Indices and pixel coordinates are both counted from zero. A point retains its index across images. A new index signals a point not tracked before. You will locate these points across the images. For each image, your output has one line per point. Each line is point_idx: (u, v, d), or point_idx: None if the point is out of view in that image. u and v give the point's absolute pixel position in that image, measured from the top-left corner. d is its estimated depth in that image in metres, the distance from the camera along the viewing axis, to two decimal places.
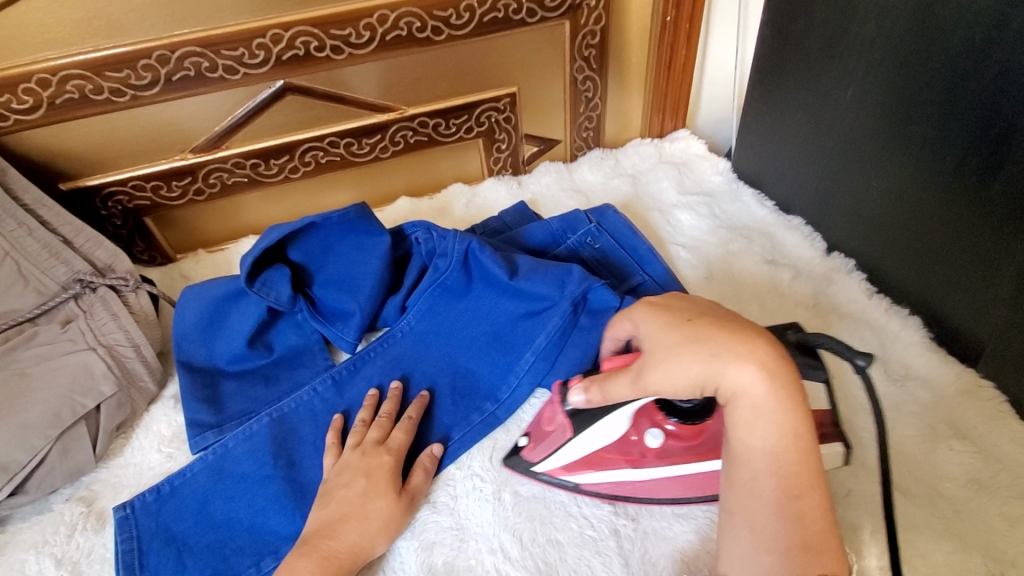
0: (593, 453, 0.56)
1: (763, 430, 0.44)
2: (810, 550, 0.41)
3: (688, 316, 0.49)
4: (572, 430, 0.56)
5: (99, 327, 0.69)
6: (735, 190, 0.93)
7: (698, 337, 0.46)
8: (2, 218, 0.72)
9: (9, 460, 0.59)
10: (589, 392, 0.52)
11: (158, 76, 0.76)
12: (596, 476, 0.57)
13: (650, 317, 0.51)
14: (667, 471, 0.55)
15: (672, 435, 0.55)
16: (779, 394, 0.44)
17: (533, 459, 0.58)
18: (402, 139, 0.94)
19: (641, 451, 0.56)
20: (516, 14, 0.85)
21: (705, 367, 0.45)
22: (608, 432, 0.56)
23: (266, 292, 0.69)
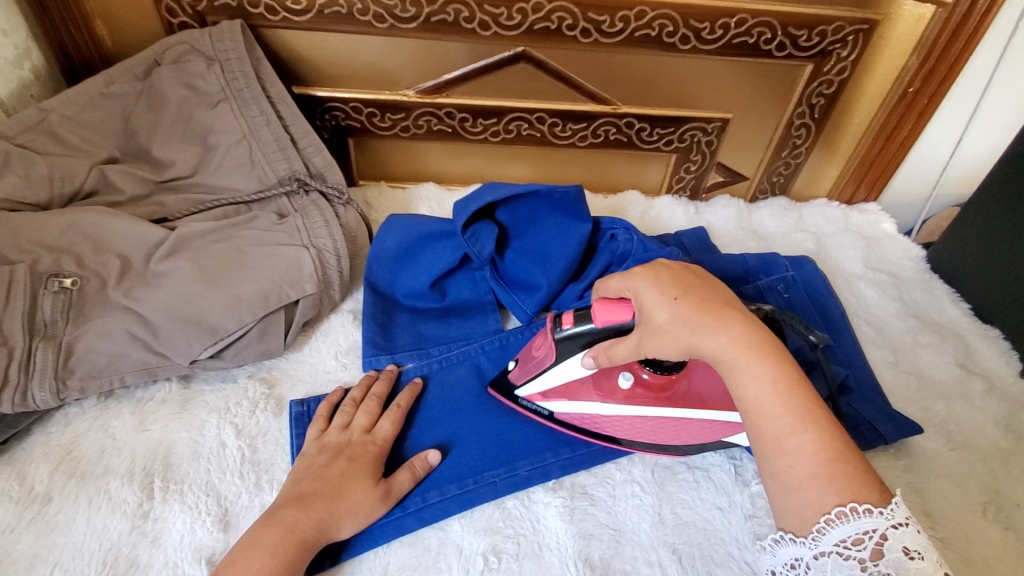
0: (568, 385, 0.61)
1: (751, 381, 0.48)
2: (819, 481, 0.45)
3: (676, 291, 0.52)
4: (556, 355, 0.59)
5: (312, 228, 0.72)
6: (926, 282, 0.90)
7: (691, 312, 0.50)
8: (248, 103, 0.76)
9: (218, 324, 0.63)
10: (597, 356, 0.56)
11: (420, 13, 0.79)
12: (568, 406, 0.62)
13: (646, 287, 0.53)
14: (615, 411, 0.61)
15: (641, 383, 0.61)
16: (695, 312, 0.50)
17: (516, 383, 0.63)
18: (603, 134, 0.94)
19: (613, 390, 0.61)
20: (766, 44, 0.84)
21: (709, 326, 0.49)
22: (586, 371, 0.59)
23: (471, 243, 0.71)
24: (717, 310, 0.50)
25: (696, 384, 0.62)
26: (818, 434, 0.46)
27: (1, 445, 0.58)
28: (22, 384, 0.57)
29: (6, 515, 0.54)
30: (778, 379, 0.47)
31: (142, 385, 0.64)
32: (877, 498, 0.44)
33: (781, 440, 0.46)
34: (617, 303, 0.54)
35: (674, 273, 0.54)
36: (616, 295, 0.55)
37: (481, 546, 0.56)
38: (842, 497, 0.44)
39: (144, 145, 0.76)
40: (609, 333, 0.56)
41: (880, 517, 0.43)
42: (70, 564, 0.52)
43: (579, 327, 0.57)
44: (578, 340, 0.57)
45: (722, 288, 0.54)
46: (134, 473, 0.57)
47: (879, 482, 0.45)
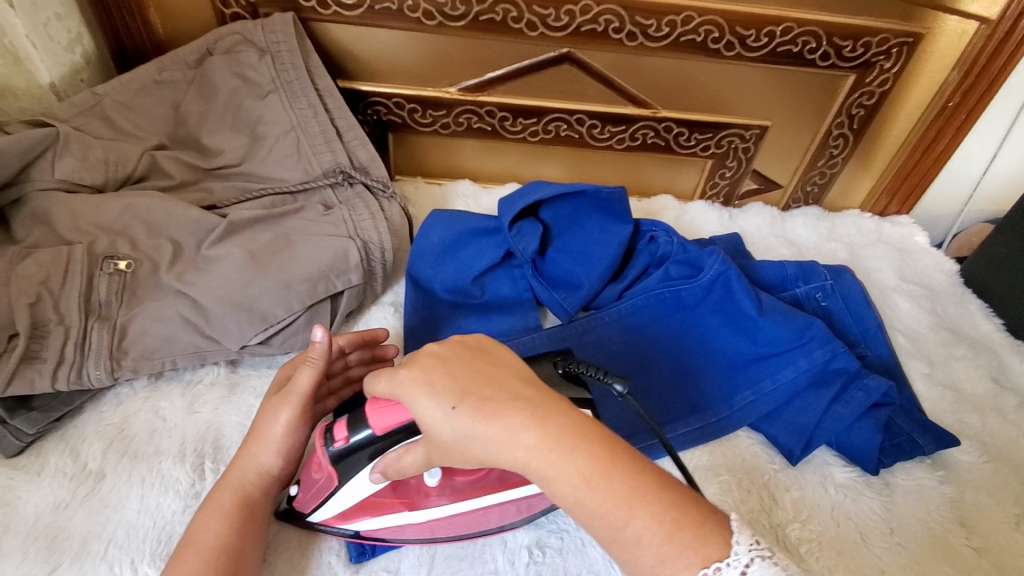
0: (364, 501, 0.53)
1: (564, 480, 0.43)
2: (667, 562, 0.42)
3: (455, 397, 0.44)
4: (337, 478, 0.50)
5: (358, 220, 0.73)
6: (960, 296, 0.90)
7: (474, 422, 0.43)
8: (297, 94, 0.77)
9: (269, 311, 0.64)
10: (383, 470, 0.49)
11: (469, 11, 0.80)
12: (375, 523, 0.53)
13: (417, 396, 0.45)
14: (428, 515, 0.54)
15: (451, 475, 0.54)
16: (477, 419, 0.44)
17: (305, 510, 0.53)
18: (641, 137, 0.94)
19: (420, 493, 0.54)
20: (810, 54, 0.84)
21: (501, 435, 0.43)
22: (380, 484, 0.51)
23: (517, 239, 0.72)
24: (503, 409, 0.44)
25: (510, 469, 0.55)
26: (651, 510, 0.43)
27: (55, 422, 0.59)
28: (78, 362, 0.58)
29: (62, 490, 0.55)
30: (592, 472, 0.43)
31: (191, 368, 0.64)
32: (721, 548, 0.42)
33: (618, 534, 0.43)
34: (387, 404, 0.47)
35: (445, 367, 0.46)
36: (384, 397, 0.47)
37: (524, 540, 0.57)
38: (692, 565, 0.42)
39: (195, 132, 0.77)
40: (394, 440, 0.48)
41: (729, 568, 0.41)
42: (124, 541, 0.52)
43: (358, 441, 0.48)
44: (361, 453, 0.49)
45: (501, 355, 0.49)
46: (185, 453, 0.58)
47: (719, 528, 0.44)
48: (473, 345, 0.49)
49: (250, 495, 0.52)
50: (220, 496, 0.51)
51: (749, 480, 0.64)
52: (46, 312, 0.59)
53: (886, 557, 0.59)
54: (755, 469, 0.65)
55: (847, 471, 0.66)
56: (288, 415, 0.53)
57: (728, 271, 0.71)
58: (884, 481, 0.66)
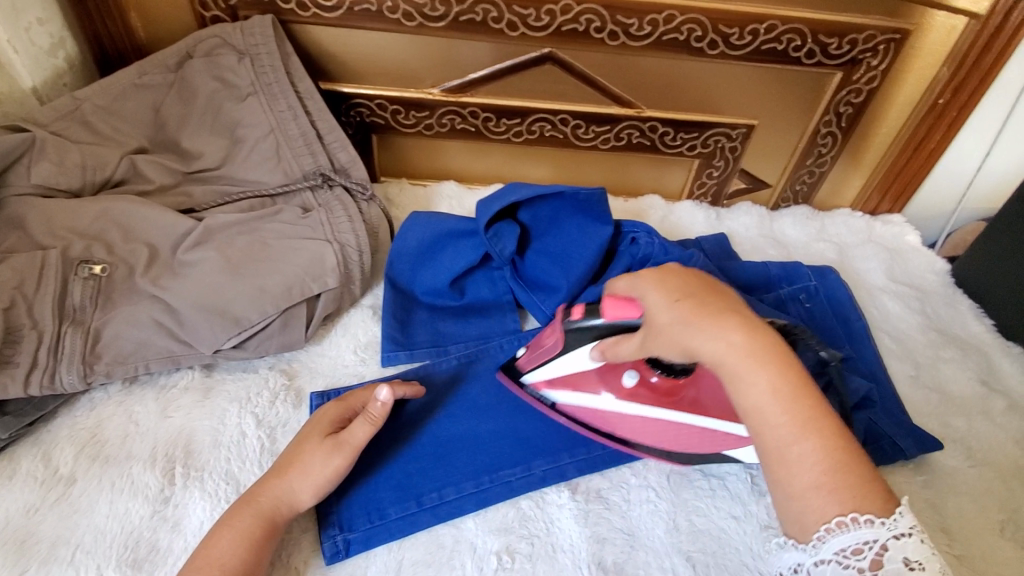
0: (570, 377, 0.61)
1: (751, 388, 0.44)
2: (822, 492, 0.42)
3: (679, 295, 0.48)
4: (562, 345, 0.59)
5: (335, 223, 0.73)
6: (951, 296, 0.89)
7: (692, 316, 0.46)
8: (276, 97, 0.77)
9: (242, 315, 0.64)
10: (603, 350, 0.55)
11: (449, 12, 0.80)
12: (571, 397, 0.62)
13: (649, 291, 0.49)
14: (621, 406, 0.61)
15: (648, 384, 0.60)
16: (685, 309, 0.47)
17: (525, 367, 0.64)
18: (626, 137, 0.93)
19: (618, 390, 0.60)
20: (795, 51, 0.83)
21: (712, 332, 0.45)
22: (593, 363, 0.59)
23: (495, 241, 0.72)
24: (718, 314, 0.46)
25: (703, 392, 0.60)
26: (821, 444, 0.43)
27: (28, 427, 0.60)
28: (50, 366, 0.59)
29: (32, 495, 0.55)
30: (782, 388, 0.44)
31: (165, 372, 0.65)
32: (881, 508, 0.42)
33: (783, 450, 0.44)
34: (624, 299, 0.53)
35: (681, 277, 0.50)
36: (626, 295, 0.53)
37: (493, 545, 0.56)
38: (843, 507, 0.42)
39: (174, 135, 0.77)
40: (613, 329, 0.55)
41: (883, 528, 0.41)
42: (91, 546, 0.52)
43: (587, 320, 0.57)
44: (590, 331, 0.57)
45: (722, 288, 0.51)
46: (156, 458, 0.58)
47: (887, 494, 0.43)
48: (701, 274, 0.51)
49: (250, 507, 0.53)
50: None
51: None
52: (19, 316, 0.59)
53: None
54: None
55: None
56: (341, 461, 0.55)
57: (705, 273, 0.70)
58: None
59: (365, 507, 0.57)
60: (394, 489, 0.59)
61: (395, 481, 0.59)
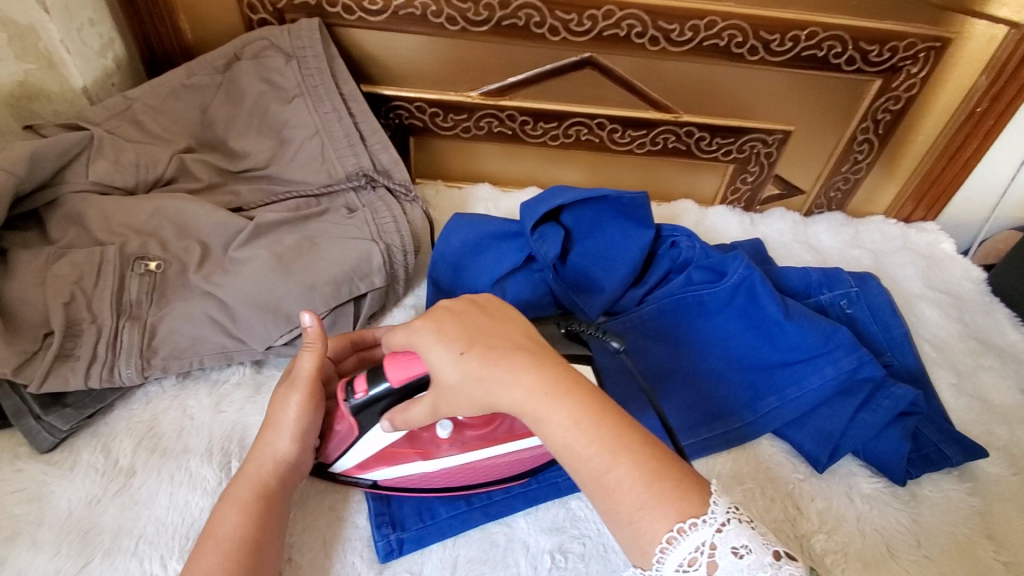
0: (384, 450, 0.56)
1: (555, 424, 0.47)
2: (646, 511, 0.45)
3: (462, 345, 0.49)
4: (359, 429, 0.54)
5: (381, 224, 0.74)
6: (987, 304, 0.88)
7: (481, 366, 0.48)
8: (323, 99, 0.79)
9: (294, 312, 0.65)
10: (393, 420, 0.51)
11: (492, 17, 0.81)
12: (390, 471, 0.57)
13: (430, 342, 0.49)
14: (428, 464, 0.56)
15: (464, 425, 0.56)
16: (476, 360, 0.48)
17: (330, 458, 0.57)
18: (662, 141, 0.94)
19: (432, 444, 0.56)
20: (835, 58, 0.83)
21: (504, 378, 0.48)
22: (394, 435, 0.54)
23: (539, 243, 0.72)
24: (507, 356, 0.49)
25: (517, 423, 0.57)
26: (633, 463, 0.46)
27: (86, 419, 0.61)
28: (109, 360, 0.60)
29: (94, 485, 0.56)
30: (579, 417, 0.47)
31: (217, 368, 0.66)
32: (697, 505, 0.45)
33: (601, 478, 0.46)
34: (405, 357, 0.50)
35: (445, 321, 0.51)
36: (402, 352, 0.50)
37: (545, 544, 0.57)
38: (668, 517, 0.45)
39: (222, 135, 0.79)
40: (402, 394, 0.51)
41: (705, 526, 0.44)
42: (154, 537, 0.53)
43: (373, 394, 0.51)
44: (377, 405, 0.52)
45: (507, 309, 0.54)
46: (213, 452, 0.59)
47: (701, 484, 0.47)
48: (478, 303, 0.54)
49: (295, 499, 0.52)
50: (253, 492, 0.52)
51: (773, 489, 0.64)
52: (78, 311, 0.60)
53: (912, 569, 0.59)
54: (778, 478, 0.65)
55: (873, 481, 0.65)
56: (298, 397, 0.54)
57: (751, 276, 0.70)
58: (910, 492, 0.65)
59: (418, 507, 0.58)
60: (444, 487, 0.60)
61: None
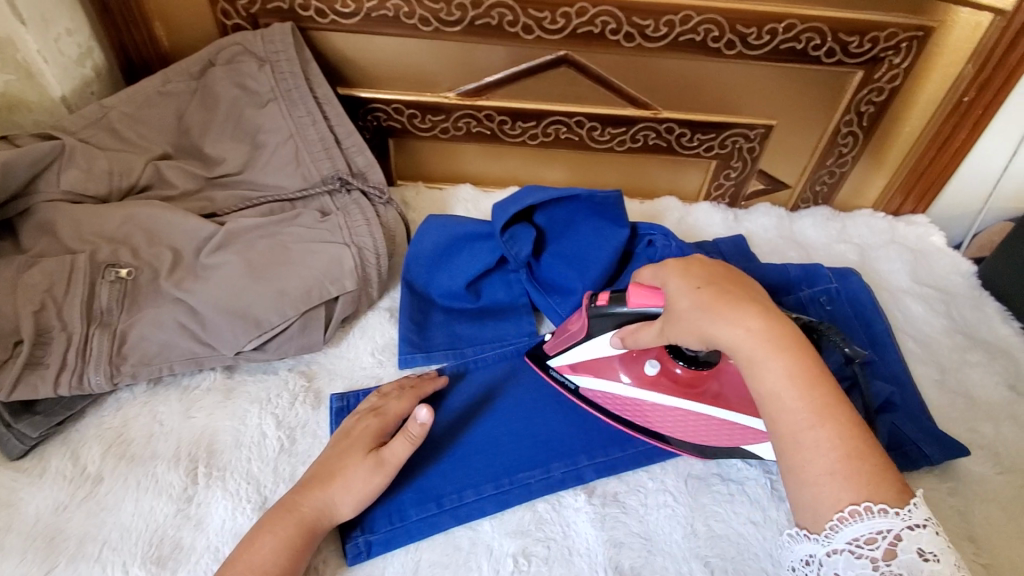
0: (594, 364, 0.63)
1: (770, 371, 0.46)
2: (836, 478, 0.44)
3: (699, 282, 0.50)
4: (587, 331, 0.61)
5: (353, 227, 0.74)
6: (977, 298, 0.87)
7: (712, 302, 0.48)
8: (296, 103, 0.79)
9: (263, 317, 0.65)
10: (623, 336, 0.57)
11: (465, 17, 0.80)
12: (596, 386, 0.64)
13: (671, 278, 0.51)
14: (609, 382, 0.63)
15: (669, 374, 0.61)
16: (706, 293, 0.49)
17: (551, 352, 0.66)
18: (642, 138, 0.93)
19: (637, 377, 0.62)
20: (814, 51, 0.82)
21: (725, 315, 0.47)
22: (614, 351, 0.60)
23: (509, 245, 0.72)
24: (738, 302, 0.48)
25: (726, 384, 0.61)
26: (835, 432, 0.45)
27: (57, 427, 0.61)
28: (78, 367, 0.60)
29: (61, 492, 0.57)
30: (798, 373, 0.46)
31: (189, 373, 0.66)
32: (894, 499, 0.42)
33: (797, 434, 0.45)
34: (646, 288, 0.54)
35: (682, 272, 0.51)
36: (652, 283, 0.54)
37: (511, 548, 0.56)
38: (856, 497, 0.43)
39: (196, 141, 0.79)
40: (640, 318, 0.56)
41: (895, 518, 0.42)
42: (119, 543, 0.54)
43: (609, 308, 0.57)
44: (608, 318, 0.58)
45: (754, 285, 0.52)
46: (180, 458, 0.59)
47: (904, 487, 0.43)
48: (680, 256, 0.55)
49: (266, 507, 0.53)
50: None
51: None
52: (49, 319, 0.61)
53: None
54: None
55: None
56: (383, 480, 0.56)
57: None
58: None
59: (386, 509, 0.58)
60: (413, 491, 0.59)
61: (414, 483, 0.60)
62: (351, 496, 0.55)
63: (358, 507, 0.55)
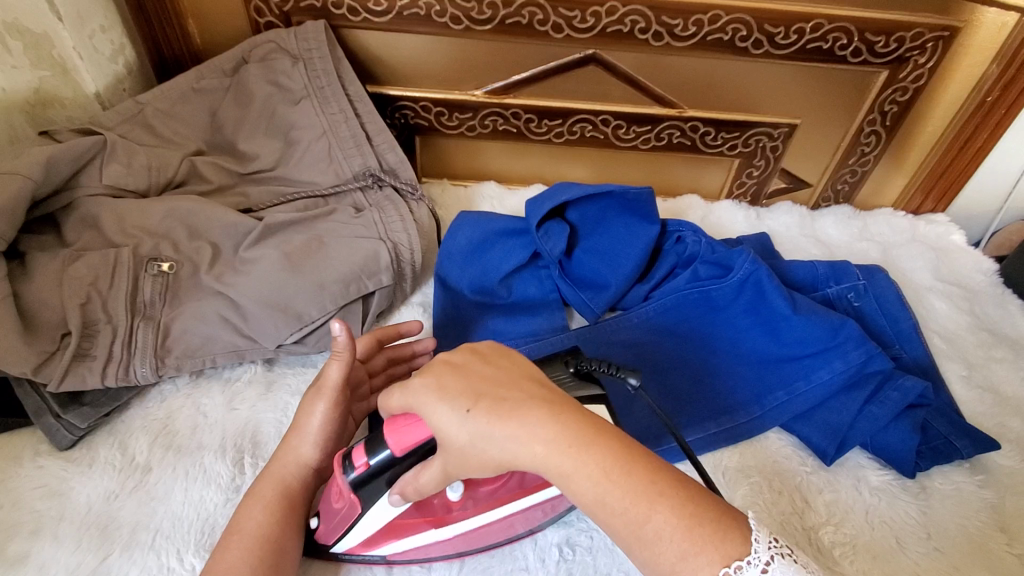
0: (393, 522, 0.53)
1: (582, 478, 0.42)
2: (688, 559, 0.41)
3: (469, 399, 0.44)
4: (361, 503, 0.50)
5: (388, 222, 0.75)
6: (999, 295, 0.88)
7: (490, 423, 0.43)
8: (329, 100, 0.79)
9: (304, 311, 0.66)
10: (404, 490, 0.48)
11: (496, 15, 0.81)
12: (402, 544, 0.54)
13: (430, 403, 0.45)
14: (431, 538, 0.53)
15: (473, 488, 0.53)
16: (479, 417, 0.43)
17: (329, 540, 0.53)
18: (667, 137, 0.94)
19: (444, 509, 0.54)
20: (841, 50, 0.83)
21: (518, 434, 0.42)
22: (400, 508, 0.51)
23: (544, 240, 0.73)
24: (521, 407, 0.43)
25: (526, 480, 0.55)
26: (671, 506, 0.42)
27: (103, 418, 0.62)
28: (125, 359, 0.61)
29: (112, 482, 0.58)
30: (605, 470, 0.42)
31: (229, 366, 0.67)
32: (740, 544, 0.41)
33: (637, 532, 0.42)
34: (405, 423, 0.46)
35: (453, 373, 0.46)
36: (404, 414, 0.46)
37: (554, 537, 0.57)
38: (713, 564, 0.40)
39: (230, 138, 0.80)
40: (419, 456, 0.47)
41: (750, 567, 0.41)
42: (171, 531, 0.55)
43: (374, 462, 0.47)
44: (380, 477, 0.48)
45: (519, 360, 0.49)
46: (226, 449, 0.60)
47: (741, 520, 0.43)
48: (480, 352, 0.49)
49: (302, 491, 0.53)
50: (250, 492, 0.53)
51: (781, 482, 0.64)
52: (94, 312, 0.62)
53: (922, 561, 0.58)
54: (786, 471, 0.65)
55: (882, 474, 0.65)
56: (322, 405, 0.54)
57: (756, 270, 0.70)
58: (921, 485, 0.65)
59: None
60: None
61: None
62: (308, 438, 0.55)
63: (318, 448, 0.55)
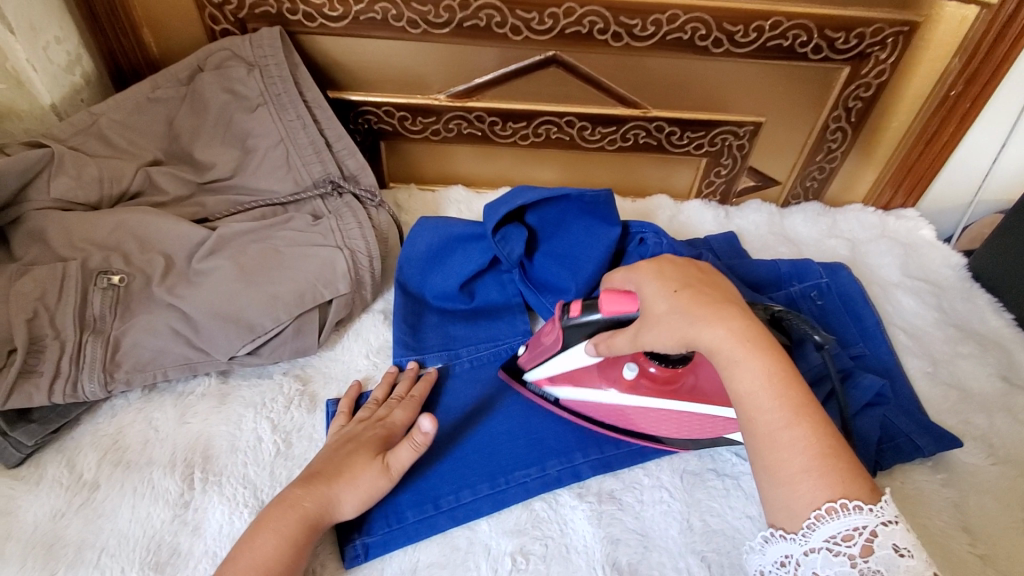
0: (574, 372, 0.62)
1: (745, 374, 0.47)
2: (812, 475, 0.44)
3: (677, 285, 0.50)
4: (562, 343, 0.59)
5: (346, 229, 0.74)
6: (968, 290, 0.88)
7: (690, 304, 0.48)
8: (286, 107, 0.79)
9: (256, 322, 0.65)
10: (599, 344, 0.55)
11: (452, 19, 0.80)
12: (576, 392, 0.63)
13: (648, 280, 0.52)
14: (611, 398, 0.62)
15: (646, 374, 0.61)
16: (682, 296, 0.49)
17: (527, 367, 0.64)
18: (633, 137, 0.93)
19: (618, 381, 0.61)
20: (801, 47, 0.82)
21: (709, 317, 0.48)
22: (590, 361, 0.59)
23: (502, 245, 0.72)
24: (717, 304, 0.49)
25: (700, 379, 0.61)
26: (811, 432, 0.45)
27: (52, 435, 0.61)
28: (72, 375, 0.60)
29: (58, 500, 0.57)
30: (775, 373, 0.46)
31: (183, 379, 0.66)
32: (868, 495, 0.43)
33: (775, 434, 0.45)
34: (619, 296, 0.53)
35: (657, 272, 0.52)
36: (621, 288, 0.54)
37: (508, 546, 0.57)
38: (832, 494, 0.43)
39: (187, 147, 0.79)
40: (611, 328, 0.55)
41: (870, 514, 0.42)
42: (116, 550, 0.54)
43: (584, 318, 0.56)
44: (581, 331, 0.57)
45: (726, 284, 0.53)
46: (175, 464, 0.59)
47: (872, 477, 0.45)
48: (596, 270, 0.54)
49: None
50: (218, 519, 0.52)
51: None
52: (42, 328, 0.61)
53: None
54: None
55: None
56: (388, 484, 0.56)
57: None
58: (882, 485, 0.64)
59: (383, 512, 0.58)
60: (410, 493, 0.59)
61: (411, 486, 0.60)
62: (356, 496, 0.54)
63: (361, 508, 0.55)
